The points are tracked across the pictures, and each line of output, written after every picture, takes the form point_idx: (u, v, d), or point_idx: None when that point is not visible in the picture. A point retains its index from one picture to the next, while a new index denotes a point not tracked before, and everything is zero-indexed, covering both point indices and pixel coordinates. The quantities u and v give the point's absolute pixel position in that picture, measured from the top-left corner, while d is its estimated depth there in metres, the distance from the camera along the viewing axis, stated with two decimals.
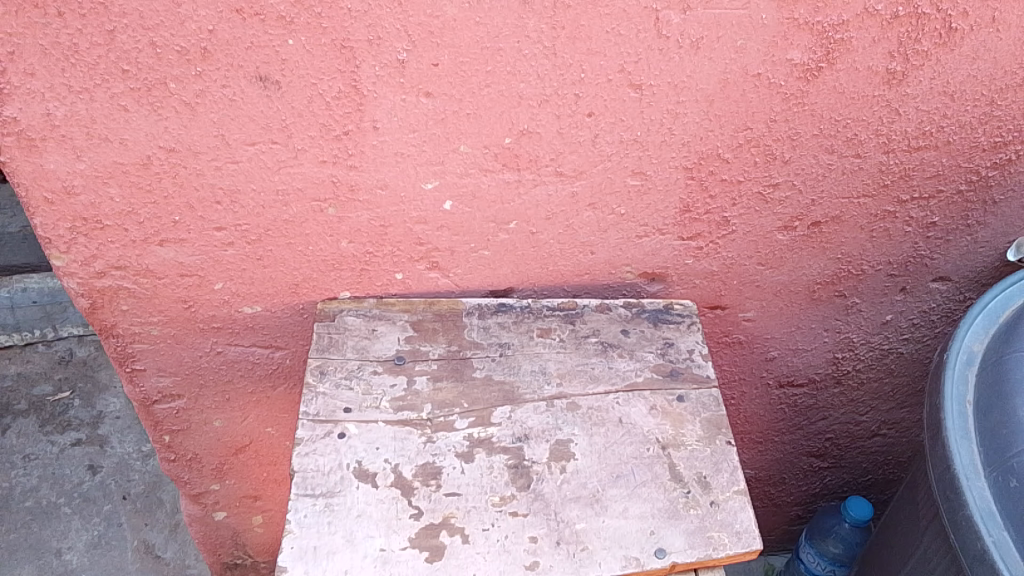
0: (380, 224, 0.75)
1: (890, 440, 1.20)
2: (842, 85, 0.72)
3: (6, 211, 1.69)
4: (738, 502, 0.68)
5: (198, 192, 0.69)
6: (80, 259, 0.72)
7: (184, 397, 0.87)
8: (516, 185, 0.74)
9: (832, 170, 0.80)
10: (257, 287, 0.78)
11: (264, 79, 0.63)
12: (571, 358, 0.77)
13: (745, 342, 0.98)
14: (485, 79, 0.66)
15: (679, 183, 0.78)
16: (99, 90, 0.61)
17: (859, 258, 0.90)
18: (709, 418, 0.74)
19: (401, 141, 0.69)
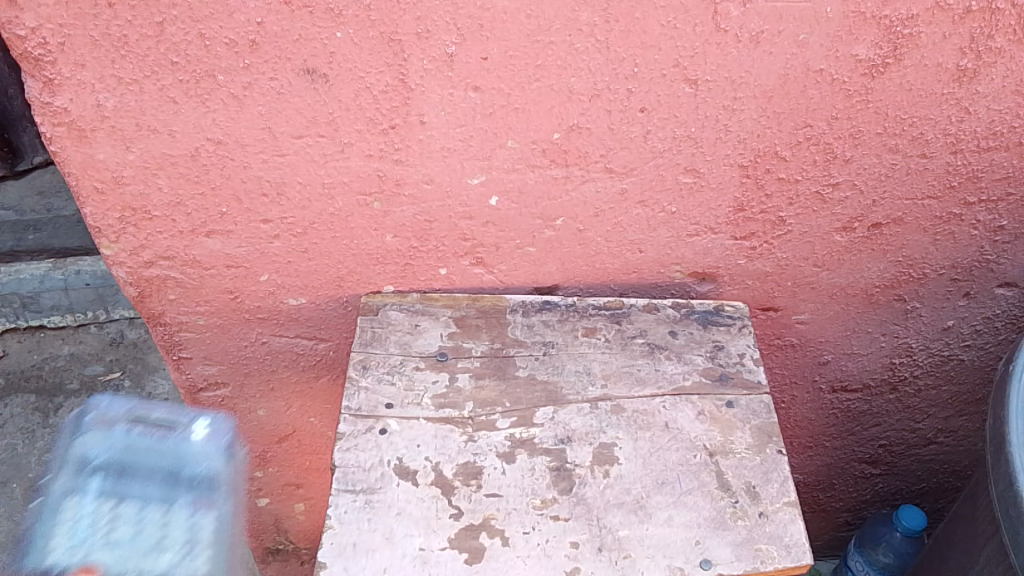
0: (426, 218, 0.74)
1: (946, 448, 1.16)
2: (908, 82, 0.69)
3: (63, 196, 1.73)
4: (788, 514, 0.66)
5: (244, 184, 0.69)
6: (129, 248, 0.72)
7: (229, 385, 0.88)
8: (564, 181, 0.73)
9: (895, 170, 0.76)
10: (302, 280, 0.77)
11: (312, 72, 0.62)
12: (617, 359, 0.76)
13: (798, 345, 0.95)
14: (534, 73, 0.64)
15: (733, 181, 0.75)
16: (148, 82, 0.61)
17: (920, 261, 0.86)
18: (759, 425, 0.72)
19: (448, 135, 0.67)
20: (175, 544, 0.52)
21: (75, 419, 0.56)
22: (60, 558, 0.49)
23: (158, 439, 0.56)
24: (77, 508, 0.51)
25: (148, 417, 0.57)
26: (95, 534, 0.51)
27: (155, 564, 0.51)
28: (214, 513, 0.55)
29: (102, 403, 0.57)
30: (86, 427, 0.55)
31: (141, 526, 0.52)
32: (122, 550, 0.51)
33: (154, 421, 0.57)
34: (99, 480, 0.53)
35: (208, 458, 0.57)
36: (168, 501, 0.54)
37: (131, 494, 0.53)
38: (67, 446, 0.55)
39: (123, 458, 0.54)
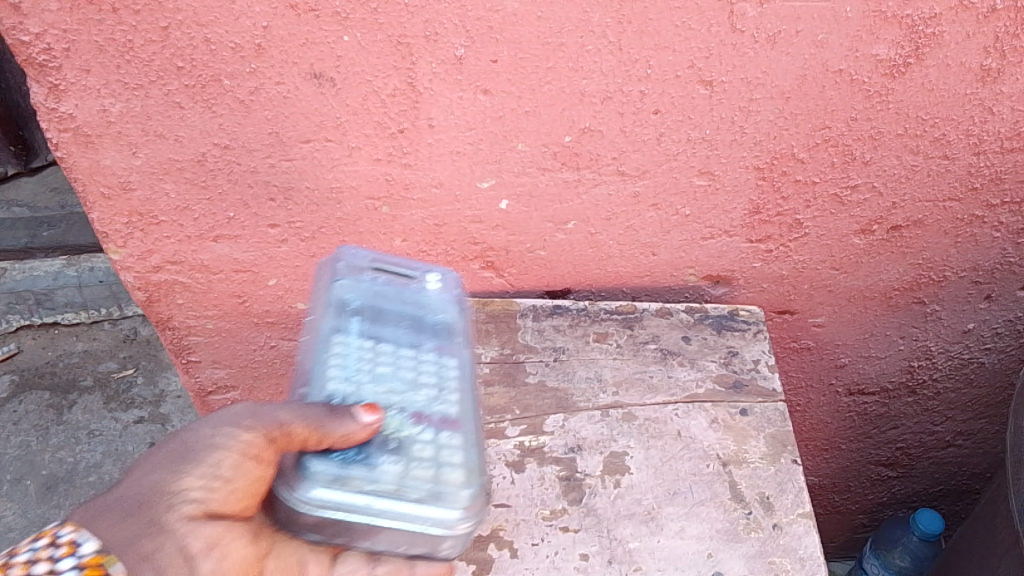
0: (435, 222, 0.73)
1: (965, 451, 1.14)
2: (931, 82, 0.67)
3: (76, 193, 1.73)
4: (803, 526, 0.65)
5: (252, 189, 0.68)
6: (137, 253, 0.71)
7: (238, 388, 0.87)
8: (576, 184, 0.71)
9: (916, 172, 0.75)
10: (311, 284, 0.76)
11: (319, 76, 0.61)
12: (629, 366, 0.75)
13: (815, 348, 0.93)
14: (545, 76, 0.63)
15: (749, 184, 0.74)
16: (154, 87, 0.60)
17: (940, 264, 0.84)
18: (773, 434, 0.70)
19: (458, 139, 0.66)
20: (435, 379, 0.59)
21: (333, 268, 0.70)
22: (340, 387, 0.56)
23: (399, 289, 0.69)
24: (343, 345, 0.60)
25: (389, 269, 0.71)
26: (361, 365, 0.58)
27: (421, 396, 0.57)
28: (457, 358, 0.63)
29: (351, 253, 0.71)
30: (342, 279, 0.68)
31: (399, 358, 0.60)
32: (390, 378, 0.57)
33: (393, 273, 0.71)
34: (359, 325, 0.62)
35: (442, 311, 0.68)
36: (416, 346, 0.62)
37: (385, 337, 0.62)
38: (332, 299, 0.65)
39: (372, 307, 0.65)
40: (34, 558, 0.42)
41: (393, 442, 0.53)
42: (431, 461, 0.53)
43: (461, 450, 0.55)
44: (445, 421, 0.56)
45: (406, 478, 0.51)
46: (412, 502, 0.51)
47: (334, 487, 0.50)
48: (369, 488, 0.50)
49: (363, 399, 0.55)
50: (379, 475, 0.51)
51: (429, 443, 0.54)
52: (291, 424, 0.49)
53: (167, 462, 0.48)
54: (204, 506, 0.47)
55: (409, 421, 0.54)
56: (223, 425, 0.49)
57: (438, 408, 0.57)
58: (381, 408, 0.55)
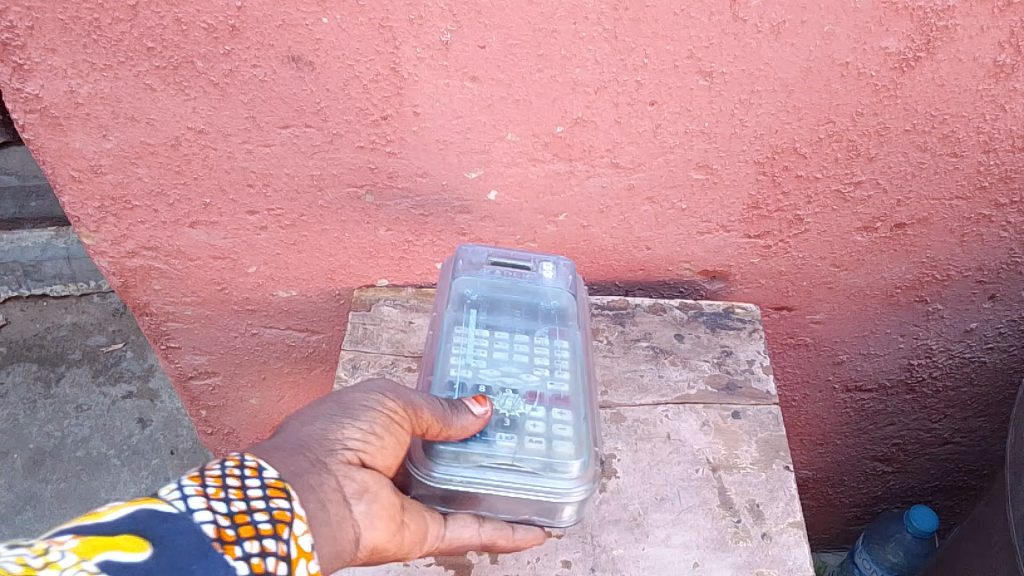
0: (420, 212, 0.70)
1: (963, 448, 1.12)
2: (942, 77, 0.64)
3: None
4: (793, 536, 0.63)
5: (228, 175, 0.65)
6: (110, 238, 0.69)
7: (220, 374, 0.85)
8: (567, 176, 0.68)
9: (923, 169, 0.72)
10: (292, 272, 0.74)
11: (297, 60, 0.58)
12: (618, 364, 0.72)
13: (812, 344, 0.91)
14: (537, 64, 0.60)
15: (749, 178, 0.71)
16: (123, 69, 0.57)
17: (945, 263, 0.82)
18: (765, 439, 0.68)
19: (444, 127, 0.63)
20: (547, 361, 0.65)
21: (452, 264, 0.70)
22: (460, 372, 0.62)
23: (516, 280, 0.70)
24: (463, 336, 0.65)
25: (505, 261, 0.71)
26: (478, 353, 0.64)
27: (533, 378, 0.63)
28: (569, 340, 0.67)
29: (470, 250, 0.71)
30: (461, 267, 0.70)
31: (514, 345, 0.66)
32: (505, 363, 0.64)
33: (511, 263, 0.71)
34: (477, 313, 0.68)
35: (558, 293, 0.70)
36: (530, 332, 0.68)
37: (502, 326, 0.67)
38: (451, 281, 0.69)
39: (489, 296, 0.69)
40: (225, 475, 0.43)
41: (509, 419, 0.59)
42: (543, 436, 0.58)
43: (570, 424, 0.59)
44: (555, 399, 0.61)
45: (520, 450, 0.56)
46: (526, 474, 0.56)
47: (455, 463, 0.55)
48: (485, 461, 0.56)
49: (482, 383, 0.61)
50: (495, 450, 0.56)
51: (539, 419, 0.59)
52: (425, 410, 0.53)
53: (324, 416, 0.51)
54: (360, 456, 0.50)
55: (522, 401, 0.61)
56: (366, 394, 0.53)
57: (549, 387, 0.62)
58: (497, 390, 0.61)
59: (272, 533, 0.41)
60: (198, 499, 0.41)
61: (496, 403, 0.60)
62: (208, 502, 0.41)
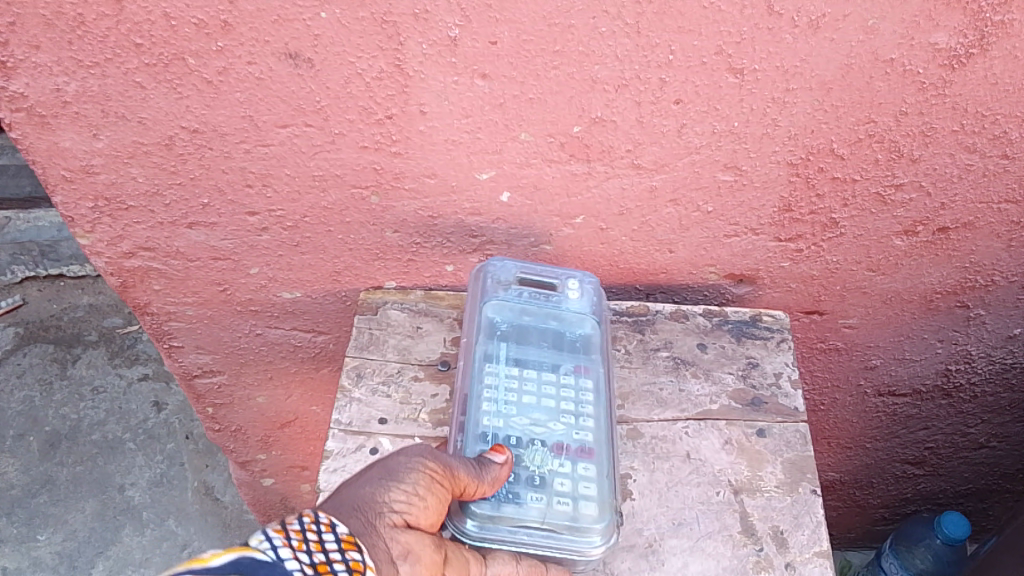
0: (429, 214, 0.66)
1: (999, 453, 1.07)
2: (995, 75, 0.58)
3: None
4: (818, 567, 0.59)
5: (226, 175, 0.62)
6: (106, 239, 0.66)
7: (225, 373, 0.83)
8: (585, 177, 0.64)
9: (970, 171, 0.66)
10: (296, 273, 0.71)
11: (295, 56, 0.54)
12: (637, 376, 0.69)
13: (843, 349, 0.86)
14: (552, 60, 0.55)
15: (780, 180, 0.66)
16: (111, 65, 0.54)
17: (989, 268, 0.77)
18: (791, 459, 0.64)
19: (453, 127, 0.59)
20: (574, 403, 0.63)
21: (480, 283, 0.69)
22: (491, 421, 0.60)
23: (543, 303, 0.69)
24: (493, 372, 0.63)
25: (533, 279, 0.70)
26: (508, 394, 0.62)
27: (560, 425, 0.62)
28: (594, 375, 0.66)
29: (498, 265, 0.69)
30: (489, 291, 0.68)
31: (543, 384, 0.64)
32: (534, 407, 0.62)
33: (538, 283, 0.70)
34: (506, 346, 0.66)
35: (582, 319, 0.69)
36: (558, 365, 0.66)
37: (531, 359, 0.65)
38: (479, 309, 0.67)
39: (517, 324, 0.67)
40: (303, 530, 0.41)
41: (537, 476, 0.58)
42: (570, 495, 0.57)
43: (595, 480, 0.58)
44: (582, 450, 0.60)
45: (549, 513, 0.56)
46: (554, 537, 0.56)
47: (488, 523, 0.55)
48: (517, 523, 0.56)
49: (513, 433, 0.60)
50: (525, 511, 0.56)
51: (566, 475, 0.58)
52: (463, 472, 0.53)
53: (370, 479, 0.50)
54: (406, 517, 0.49)
55: (550, 454, 0.60)
56: (409, 455, 0.52)
57: (576, 437, 0.61)
58: (525, 442, 0.60)
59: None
60: (286, 551, 0.39)
61: (524, 459, 0.59)
62: (294, 554, 0.39)
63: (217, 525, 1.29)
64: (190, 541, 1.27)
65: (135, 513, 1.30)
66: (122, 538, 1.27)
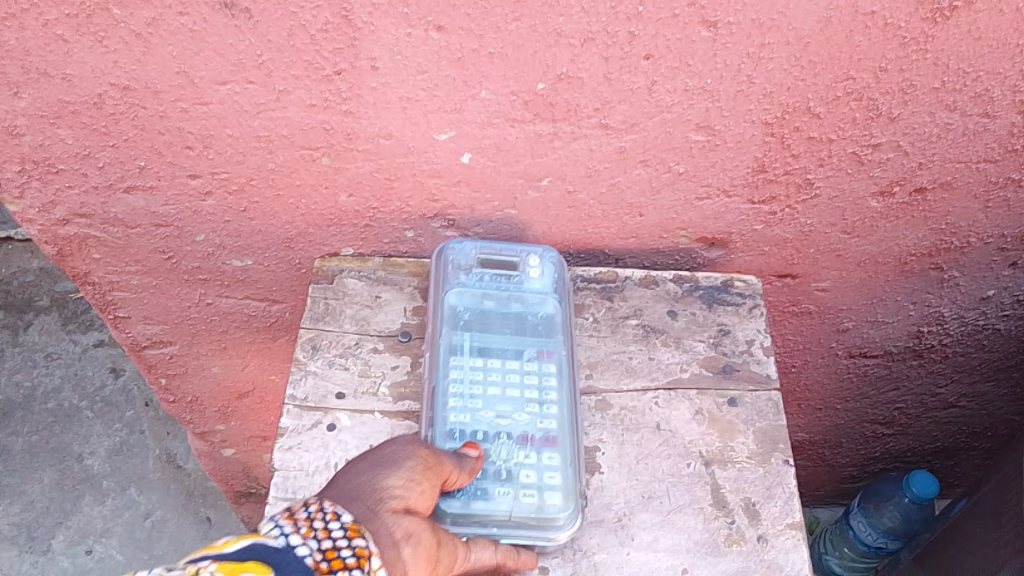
0: (385, 176, 0.62)
1: (968, 411, 1.07)
2: (980, 28, 0.55)
3: None
4: (790, 539, 0.58)
5: (164, 136, 0.57)
6: (38, 205, 0.62)
7: (176, 344, 0.79)
8: (550, 137, 0.60)
9: (950, 130, 0.64)
10: (246, 240, 0.67)
11: (231, 7, 0.49)
12: (605, 345, 0.66)
13: (816, 312, 0.84)
14: (512, 11, 0.51)
15: (755, 140, 0.63)
16: (28, 17, 0.49)
17: (966, 229, 0.75)
18: (764, 429, 0.63)
19: (407, 84, 0.55)
20: (539, 390, 0.61)
21: (441, 270, 0.65)
22: (457, 418, 0.58)
23: (504, 285, 0.65)
24: (457, 365, 0.61)
25: (494, 259, 0.67)
26: (474, 386, 0.60)
27: (525, 416, 0.60)
28: (557, 358, 0.63)
29: (457, 249, 0.66)
30: (449, 278, 0.65)
31: (507, 374, 0.61)
32: (499, 398, 0.60)
33: (498, 264, 0.67)
34: (468, 336, 0.63)
35: (544, 299, 0.65)
36: (522, 351, 0.63)
37: (494, 348, 0.63)
38: (439, 299, 0.64)
39: (479, 310, 0.64)
40: (310, 517, 0.43)
41: (504, 470, 0.57)
42: (536, 486, 0.56)
43: (560, 469, 0.57)
44: (546, 439, 0.59)
45: (516, 507, 0.55)
46: (523, 531, 0.55)
47: (459, 520, 0.54)
48: (486, 517, 0.55)
49: (479, 428, 0.58)
50: (493, 506, 0.55)
51: (532, 466, 0.57)
52: (449, 463, 0.52)
53: (366, 466, 0.49)
54: (405, 500, 0.48)
55: (517, 447, 0.58)
56: (398, 445, 0.52)
57: (541, 425, 0.59)
58: (492, 436, 0.58)
59: (359, 566, 0.41)
60: (292, 537, 0.41)
61: (490, 454, 0.57)
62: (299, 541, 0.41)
63: (180, 494, 1.27)
64: (153, 510, 1.25)
65: (95, 483, 1.27)
66: (82, 508, 1.25)
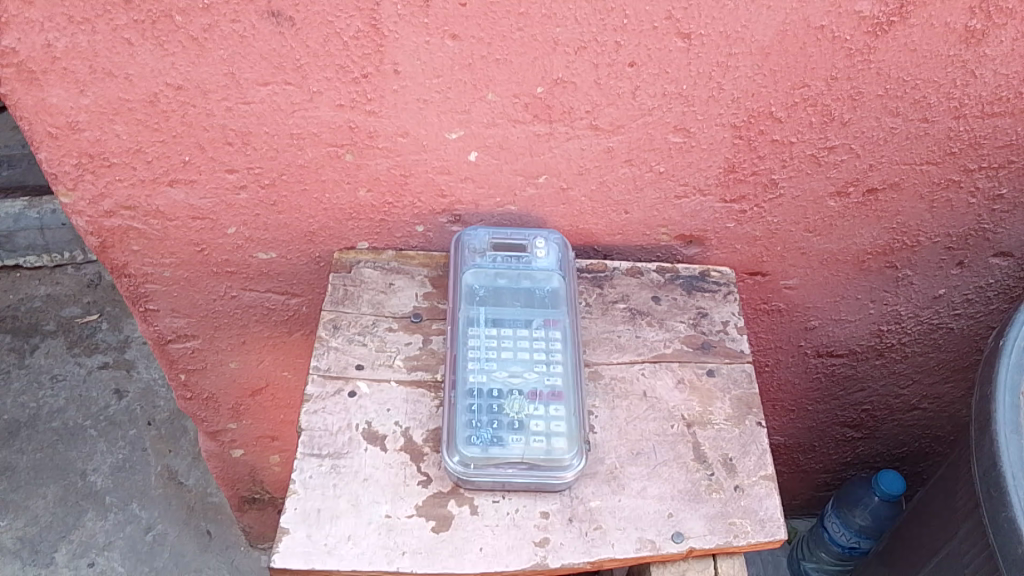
0: (401, 173, 0.70)
1: (930, 413, 1.15)
2: (914, 41, 0.65)
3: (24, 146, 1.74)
4: (764, 488, 0.64)
5: (208, 132, 0.65)
6: (88, 197, 0.69)
7: (199, 338, 0.86)
8: (547, 137, 0.69)
9: (895, 134, 0.73)
10: (272, 233, 0.75)
11: (277, 15, 0.58)
12: (596, 325, 0.74)
13: (784, 309, 0.93)
14: (517, 22, 0.60)
15: (725, 142, 0.71)
16: (101, 22, 0.57)
17: (915, 229, 0.83)
18: (739, 396, 0.70)
19: (424, 86, 0.64)
20: (545, 353, 0.68)
21: (458, 253, 0.72)
22: (475, 378, 0.65)
23: (515, 265, 0.73)
24: (474, 335, 0.68)
25: (505, 243, 0.74)
26: (489, 351, 0.67)
27: (534, 374, 0.66)
28: (561, 326, 0.70)
29: (471, 234, 0.73)
30: (467, 258, 0.72)
31: (519, 340, 0.68)
32: (512, 360, 0.67)
33: (509, 247, 0.74)
34: (483, 308, 0.70)
35: (550, 275, 0.72)
36: (530, 321, 0.70)
37: (507, 318, 0.70)
38: (458, 279, 0.71)
39: (493, 287, 0.71)
40: None
41: (516, 421, 0.63)
42: (544, 433, 0.63)
43: (565, 418, 0.64)
44: (553, 394, 0.65)
45: (526, 450, 0.61)
46: (533, 471, 0.61)
47: (479, 464, 0.61)
48: (502, 459, 0.61)
49: (494, 386, 0.65)
50: (508, 450, 0.61)
51: (541, 417, 0.64)
52: None
53: None
54: None
55: (528, 402, 0.65)
56: None
57: (548, 382, 0.66)
58: (505, 393, 0.65)
59: None
60: None
61: (504, 407, 0.64)
62: None
63: (181, 508, 1.32)
64: (154, 524, 1.29)
65: (98, 498, 1.32)
66: (85, 522, 1.29)
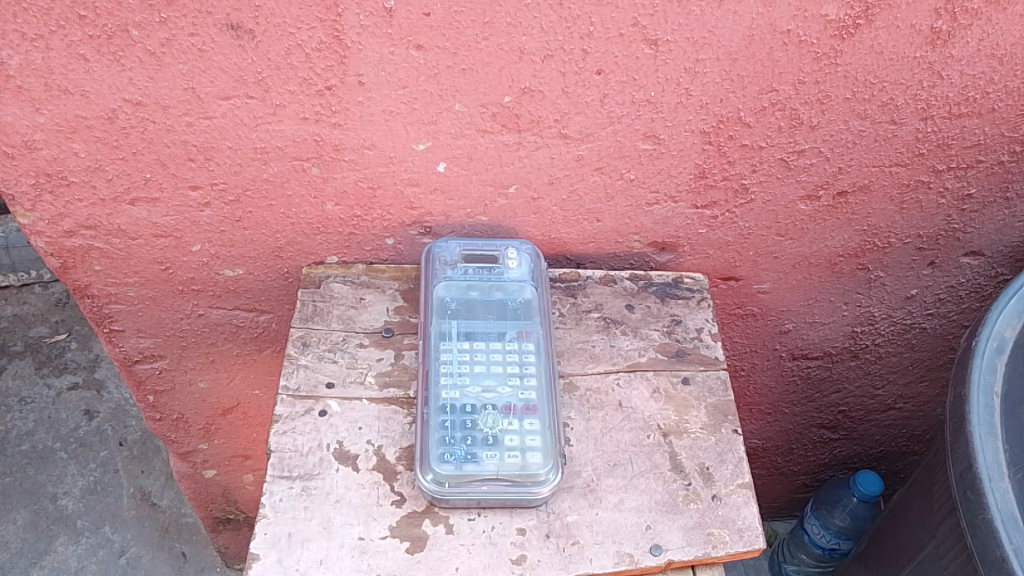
0: (368, 185, 0.69)
1: (906, 413, 1.15)
2: (880, 44, 0.65)
3: None
4: (742, 497, 0.64)
5: (169, 148, 0.64)
6: (47, 218, 0.68)
7: (166, 358, 0.84)
8: (516, 147, 0.68)
9: (863, 137, 0.73)
10: (238, 250, 0.74)
11: (237, 28, 0.56)
12: (570, 335, 0.73)
13: (759, 314, 0.92)
14: (482, 32, 0.59)
15: (695, 148, 0.71)
16: (55, 38, 0.55)
17: (885, 231, 0.84)
18: (715, 404, 0.69)
19: (390, 98, 0.63)
20: (519, 366, 0.67)
21: (428, 266, 0.71)
22: (448, 394, 0.64)
23: (487, 277, 0.72)
24: (446, 349, 0.67)
25: (476, 254, 0.73)
26: (462, 366, 0.66)
27: (508, 387, 0.65)
28: (534, 337, 0.69)
29: (442, 247, 0.72)
30: (438, 271, 0.71)
31: (492, 353, 0.67)
32: (485, 374, 0.66)
33: (481, 259, 0.73)
34: (455, 322, 0.69)
35: (522, 286, 0.71)
36: (503, 333, 0.69)
37: (479, 331, 0.69)
38: (429, 292, 0.70)
39: (464, 300, 0.70)
40: None
41: (490, 436, 0.62)
42: (519, 448, 0.62)
43: (540, 432, 0.63)
44: (527, 408, 0.64)
45: (501, 466, 0.60)
46: (508, 488, 0.60)
47: (453, 482, 0.60)
48: (477, 476, 0.60)
49: (467, 401, 0.64)
50: (483, 466, 0.60)
51: (515, 431, 0.63)
52: None
53: None
54: None
55: (502, 417, 0.64)
56: None
57: (522, 396, 0.65)
58: (479, 408, 0.64)
59: None
60: None
61: (477, 422, 0.63)
62: None
63: (155, 530, 1.29)
64: (127, 547, 1.27)
65: (69, 522, 1.29)
66: (56, 547, 1.26)
